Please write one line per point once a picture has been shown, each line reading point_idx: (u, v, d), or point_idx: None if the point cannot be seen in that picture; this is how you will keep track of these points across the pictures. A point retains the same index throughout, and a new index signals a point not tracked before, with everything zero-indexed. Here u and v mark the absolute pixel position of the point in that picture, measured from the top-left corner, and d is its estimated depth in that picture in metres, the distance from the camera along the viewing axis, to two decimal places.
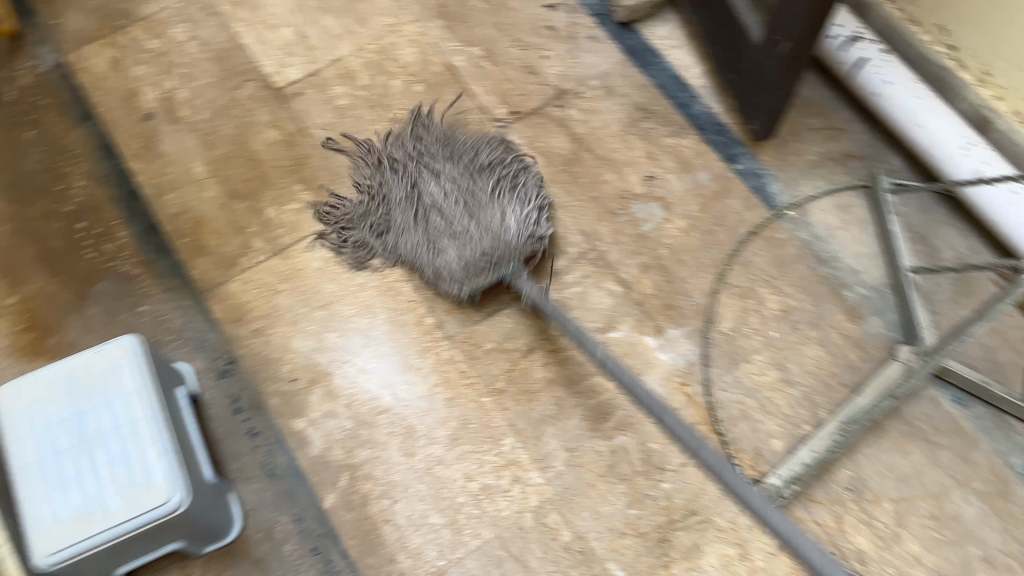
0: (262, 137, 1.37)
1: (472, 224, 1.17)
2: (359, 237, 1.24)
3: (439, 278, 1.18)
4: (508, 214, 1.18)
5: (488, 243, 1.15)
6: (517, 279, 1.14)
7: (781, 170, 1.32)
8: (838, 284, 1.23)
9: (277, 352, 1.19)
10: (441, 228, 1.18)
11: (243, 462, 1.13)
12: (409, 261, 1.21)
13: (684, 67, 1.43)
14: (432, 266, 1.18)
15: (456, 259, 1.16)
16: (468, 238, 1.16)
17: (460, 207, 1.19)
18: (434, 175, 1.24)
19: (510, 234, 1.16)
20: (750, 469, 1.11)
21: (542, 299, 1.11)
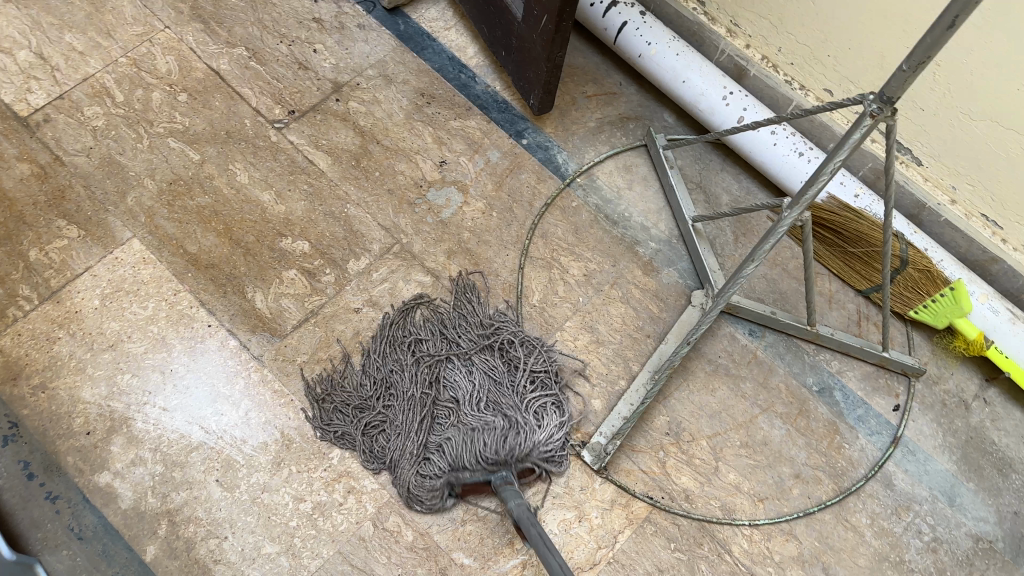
0: (11, 173, 1.23)
1: (482, 439, 1.03)
2: (354, 410, 1.11)
3: (416, 484, 1.04)
4: (534, 438, 1.05)
5: (501, 447, 1.02)
6: (503, 488, 1.00)
7: (566, 140, 1.36)
8: (632, 242, 1.29)
9: (64, 406, 1.09)
10: (449, 431, 1.05)
11: (46, 531, 1.02)
12: (389, 448, 1.08)
13: (459, 47, 1.43)
14: (415, 471, 1.05)
15: (448, 473, 1.03)
16: (480, 436, 1.03)
17: (493, 409, 1.06)
18: (442, 363, 1.12)
19: (516, 451, 1.02)
20: (576, 432, 1.13)
21: (526, 517, 0.93)
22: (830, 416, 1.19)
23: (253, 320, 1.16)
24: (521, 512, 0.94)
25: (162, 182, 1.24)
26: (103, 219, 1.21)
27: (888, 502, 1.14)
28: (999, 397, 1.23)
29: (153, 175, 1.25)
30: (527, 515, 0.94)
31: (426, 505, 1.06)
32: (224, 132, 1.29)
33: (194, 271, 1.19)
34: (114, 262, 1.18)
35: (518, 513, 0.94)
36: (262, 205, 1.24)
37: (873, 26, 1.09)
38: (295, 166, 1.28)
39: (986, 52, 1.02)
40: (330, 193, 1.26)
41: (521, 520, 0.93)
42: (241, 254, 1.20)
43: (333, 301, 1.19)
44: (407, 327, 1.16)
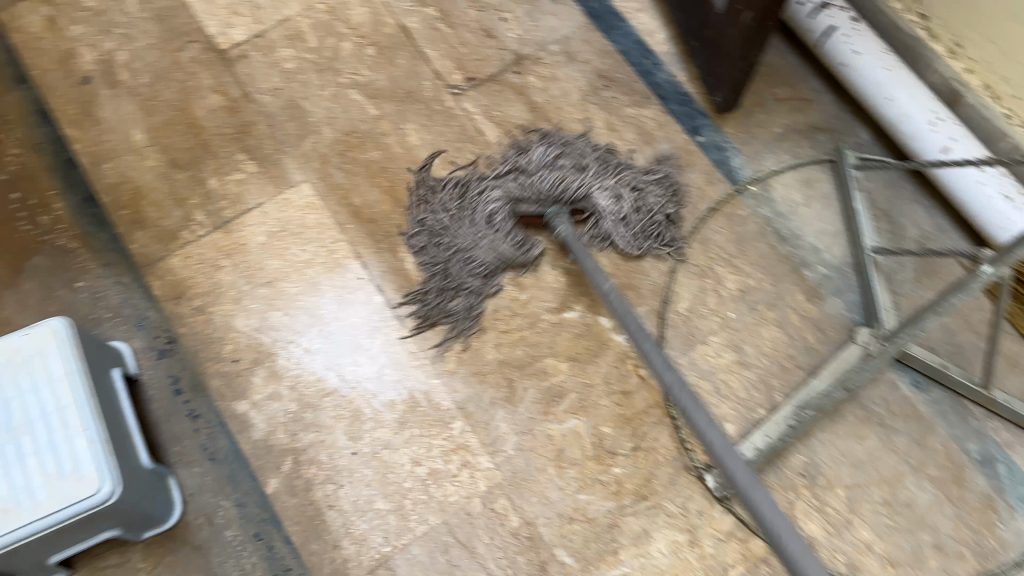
0: (205, 103, 1.30)
1: (539, 175, 1.14)
2: (433, 228, 1.18)
3: (494, 246, 1.14)
4: (590, 193, 1.15)
5: (552, 182, 1.13)
6: (555, 219, 1.13)
7: (745, 143, 1.28)
8: (799, 263, 1.20)
9: (219, 332, 1.15)
10: (507, 209, 1.15)
11: (184, 445, 1.10)
12: (471, 249, 1.15)
13: (648, 32, 1.37)
14: (488, 239, 1.14)
15: (508, 206, 1.14)
16: (531, 179, 1.14)
17: (543, 159, 1.19)
18: (506, 168, 1.19)
19: (568, 187, 1.14)
20: (702, 453, 1.09)
21: (572, 239, 1.10)
22: (989, 490, 1.07)
23: (400, 280, 1.18)
24: (568, 235, 1.11)
25: (338, 132, 1.28)
26: (279, 159, 1.26)
27: None
28: None
29: (331, 123, 1.29)
30: (576, 241, 1.10)
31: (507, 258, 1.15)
32: (403, 90, 1.31)
33: (354, 223, 1.22)
34: (283, 202, 1.23)
35: (566, 236, 1.11)
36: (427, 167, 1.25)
37: None
38: (464, 133, 1.28)
39: None
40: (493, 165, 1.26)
41: (570, 242, 1.10)
42: (399, 213, 1.22)
43: None
44: (492, 172, 1.20)
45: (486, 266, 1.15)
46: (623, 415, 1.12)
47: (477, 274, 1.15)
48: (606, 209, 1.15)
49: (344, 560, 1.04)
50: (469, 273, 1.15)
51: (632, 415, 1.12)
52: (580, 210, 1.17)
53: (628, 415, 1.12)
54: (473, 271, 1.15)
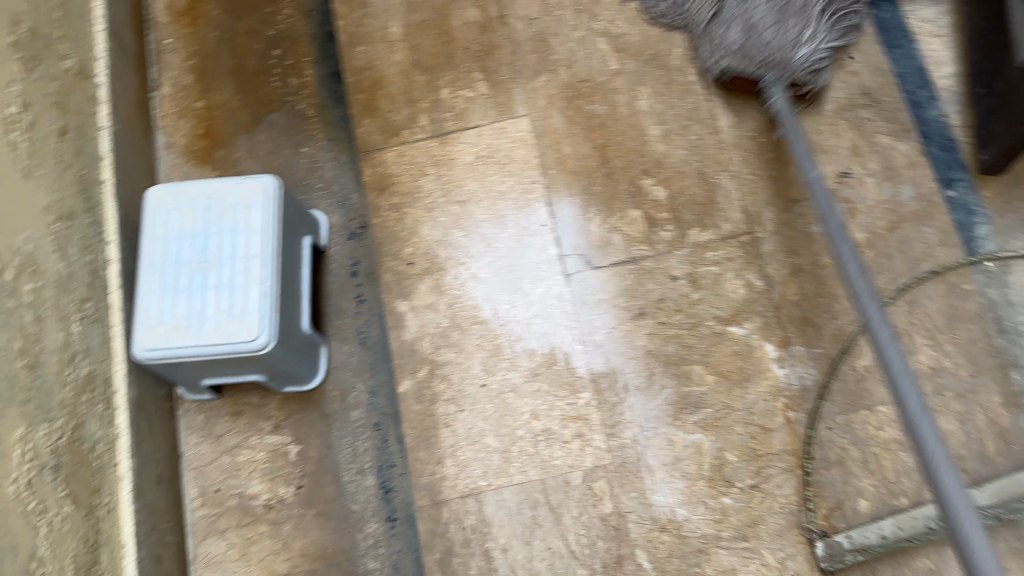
0: (463, 14, 1.34)
1: (758, 12, 1.17)
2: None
3: (703, 36, 1.23)
4: (805, 28, 1.16)
5: (767, 52, 1.16)
6: (773, 87, 1.17)
7: (1002, 214, 1.13)
8: (1010, 363, 1.01)
9: (404, 231, 1.21)
10: (735, 9, 1.19)
11: (343, 323, 1.19)
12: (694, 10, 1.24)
13: (937, 60, 1.22)
14: (711, 32, 1.22)
15: (727, 44, 1.19)
16: (761, 26, 1.16)
17: (772, 5, 1.17)
18: None
19: (784, 49, 1.16)
20: (822, 518, 1.02)
21: (786, 113, 1.15)
22: None
23: (581, 238, 1.18)
24: (780, 103, 1.16)
25: (574, 77, 1.27)
26: (511, 87, 1.28)
27: None
28: None
29: (570, 66, 1.28)
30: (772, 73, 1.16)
31: (712, 68, 1.22)
32: (651, 53, 1.27)
33: (557, 170, 1.22)
34: (500, 129, 1.26)
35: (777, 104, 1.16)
36: (646, 135, 1.23)
37: None
38: (695, 113, 1.23)
39: None
40: (714, 155, 1.21)
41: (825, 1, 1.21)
42: (603, 173, 1.21)
43: (659, 257, 1.16)
44: None
45: (715, 48, 1.21)
46: (753, 449, 1.06)
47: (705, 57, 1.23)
48: (817, 49, 1.17)
49: (442, 477, 1.09)
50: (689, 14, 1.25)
51: (763, 452, 1.06)
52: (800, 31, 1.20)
53: (759, 451, 1.06)
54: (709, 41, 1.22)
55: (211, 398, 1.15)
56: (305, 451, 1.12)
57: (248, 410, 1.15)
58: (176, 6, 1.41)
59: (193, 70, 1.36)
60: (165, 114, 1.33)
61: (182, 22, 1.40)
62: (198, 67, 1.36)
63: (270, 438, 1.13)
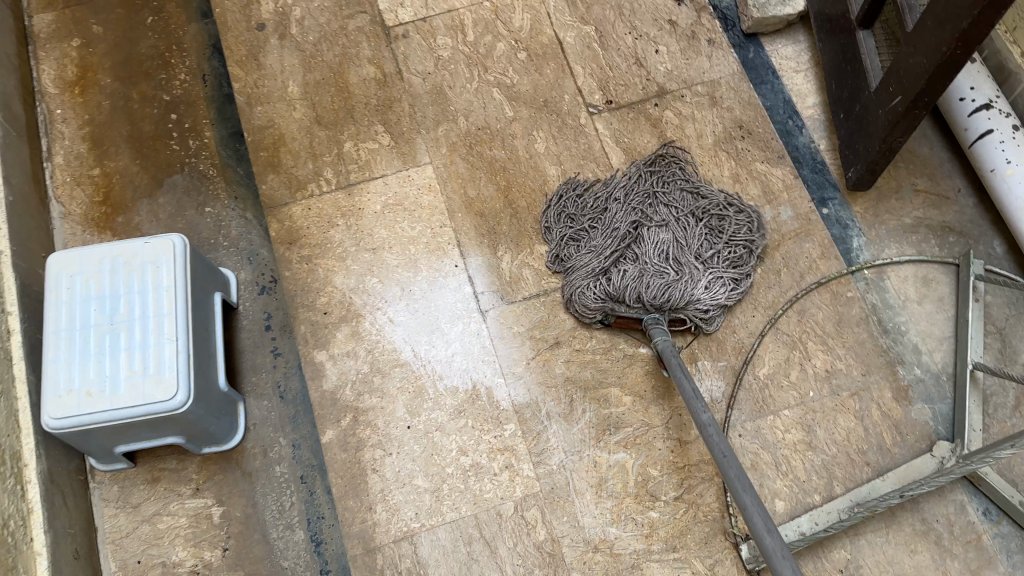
0: (360, 71, 1.38)
1: (645, 279, 1.15)
2: (565, 210, 1.24)
3: (580, 293, 1.16)
4: (695, 287, 1.15)
5: (661, 292, 1.14)
6: (653, 327, 1.08)
7: (871, 226, 1.24)
8: (895, 359, 1.15)
9: (317, 282, 1.23)
10: (629, 263, 1.17)
11: (260, 378, 1.17)
12: (573, 262, 1.19)
13: (800, 93, 1.35)
14: (586, 276, 1.17)
15: (610, 299, 1.15)
16: (650, 276, 1.16)
17: (660, 259, 1.17)
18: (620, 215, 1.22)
19: (675, 291, 1.14)
20: (744, 522, 1.07)
21: (667, 344, 1.03)
22: None
23: (493, 276, 1.22)
24: (664, 346, 1.03)
25: (472, 125, 1.33)
26: (412, 138, 1.32)
27: None
28: None
29: (467, 116, 1.34)
30: (668, 349, 1.03)
31: (592, 317, 1.17)
32: (543, 99, 1.35)
33: (464, 214, 1.26)
34: (406, 178, 1.29)
35: (662, 347, 1.03)
36: (546, 176, 1.29)
37: None
38: (589, 153, 1.30)
39: None
40: None
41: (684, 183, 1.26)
42: (508, 214, 1.26)
43: None
44: (577, 250, 1.21)
45: (559, 241, 1.22)
46: (674, 461, 1.11)
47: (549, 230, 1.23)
48: (706, 301, 1.15)
49: (374, 523, 1.08)
50: (567, 277, 1.19)
51: (683, 464, 1.11)
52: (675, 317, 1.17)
53: (679, 463, 1.11)
54: (549, 227, 1.24)
55: (126, 466, 1.11)
56: (229, 511, 1.09)
57: (166, 476, 1.11)
58: (65, 76, 1.39)
59: (87, 138, 1.34)
60: (60, 183, 1.30)
61: (72, 91, 1.38)
62: (92, 135, 1.34)
63: (191, 502, 1.10)
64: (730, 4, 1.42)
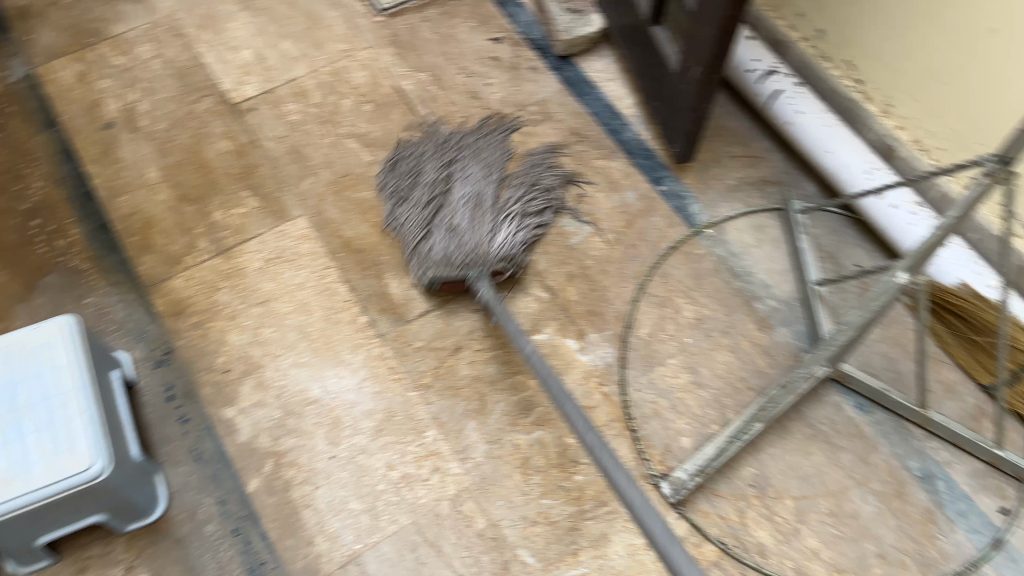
0: (216, 147, 1.44)
1: (458, 235, 1.26)
2: (390, 188, 1.36)
3: (410, 234, 1.30)
4: (500, 232, 1.27)
5: (470, 250, 1.23)
6: (478, 283, 1.21)
7: (703, 193, 1.42)
8: (751, 297, 1.31)
9: (213, 344, 1.25)
10: (444, 219, 1.29)
11: (173, 446, 1.17)
12: (399, 217, 1.33)
13: (617, 97, 1.52)
14: (413, 253, 1.29)
15: (438, 241, 1.26)
16: (462, 232, 1.26)
17: (466, 211, 1.29)
18: (430, 196, 1.33)
19: (484, 229, 1.26)
20: (658, 463, 1.17)
21: (494, 299, 1.19)
22: (928, 504, 1.14)
23: (384, 302, 1.29)
24: (490, 297, 1.19)
25: (335, 174, 1.41)
26: (279, 196, 1.39)
27: None
28: None
29: (329, 167, 1.41)
30: (495, 302, 1.18)
31: (424, 276, 1.26)
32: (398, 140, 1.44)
33: (344, 252, 1.33)
34: (280, 233, 1.35)
35: (488, 300, 1.19)
36: None
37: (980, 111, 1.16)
38: None
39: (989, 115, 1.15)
40: None
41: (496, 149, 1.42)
42: (386, 244, 1.34)
43: (457, 298, 1.29)
44: (408, 192, 1.35)
45: (388, 211, 1.34)
46: None
47: (384, 192, 1.37)
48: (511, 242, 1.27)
49: (317, 555, 1.09)
50: (398, 218, 1.33)
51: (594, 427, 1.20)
52: (499, 271, 1.27)
53: None
54: (386, 186, 1.37)
55: (50, 562, 1.08)
56: None
57: (93, 563, 1.09)
58: None
59: None
60: None
61: None
62: None
63: None
64: (540, 35, 1.59)
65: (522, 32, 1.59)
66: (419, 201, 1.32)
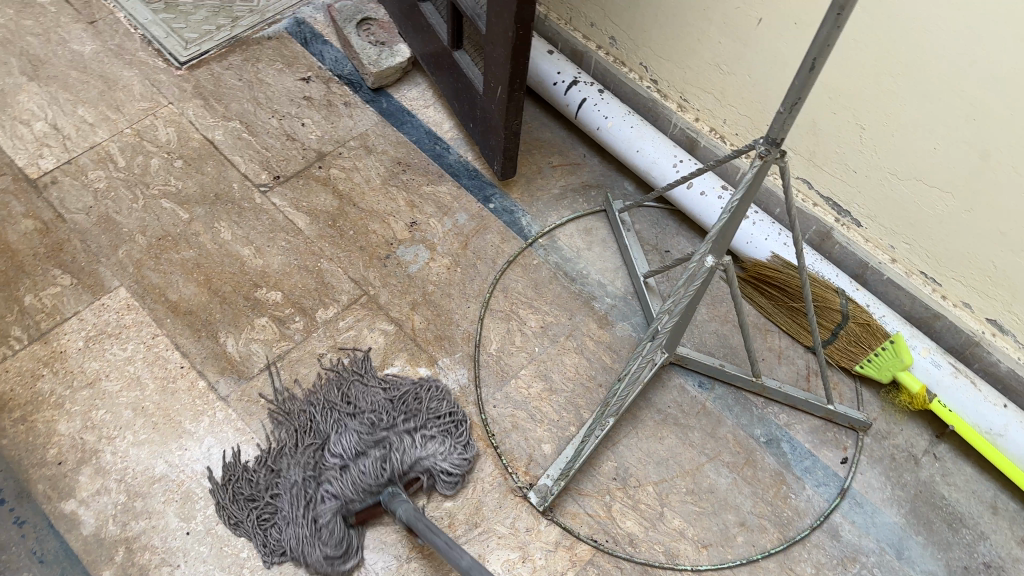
0: (17, 227, 1.35)
1: (352, 474, 1.06)
2: (234, 514, 1.11)
3: (315, 547, 1.05)
4: (415, 449, 1.11)
5: (375, 471, 1.06)
6: (392, 501, 1.05)
7: (531, 204, 1.45)
8: (589, 297, 1.35)
9: (41, 437, 1.16)
10: (328, 481, 1.08)
11: (11, 553, 1.07)
12: (284, 537, 1.07)
13: (436, 122, 1.54)
14: (307, 534, 1.06)
15: (338, 512, 1.06)
16: (359, 465, 1.07)
17: (342, 451, 1.09)
18: (286, 467, 1.12)
19: (376, 448, 1.09)
20: (524, 474, 1.18)
21: (411, 512, 0.99)
22: (777, 466, 1.21)
23: (223, 362, 1.24)
24: (409, 512, 1.00)
25: (151, 238, 1.35)
26: (95, 269, 1.32)
27: (835, 553, 1.14)
28: (951, 453, 1.23)
29: (144, 231, 1.36)
30: (415, 512, 0.99)
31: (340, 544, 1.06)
32: (213, 194, 1.41)
33: (173, 317, 1.28)
34: (101, 307, 1.28)
35: (407, 515, 0.99)
36: (242, 258, 1.34)
37: (771, 96, 1.24)
38: (276, 224, 1.38)
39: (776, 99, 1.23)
40: (306, 250, 1.36)
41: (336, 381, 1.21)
42: (217, 302, 1.30)
43: (300, 345, 1.27)
44: (269, 500, 1.11)
45: (257, 532, 1.09)
46: None
47: (243, 524, 1.10)
48: (436, 464, 1.12)
49: None
50: (274, 543, 1.08)
51: None
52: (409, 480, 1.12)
53: None
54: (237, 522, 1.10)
55: None
56: None
57: None
58: None
59: None
60: None
61: None
62: None
63: None
64: (350, 70, 1.60)
65: (331, 69, 1.59)
66: (285, 489, 1.09)
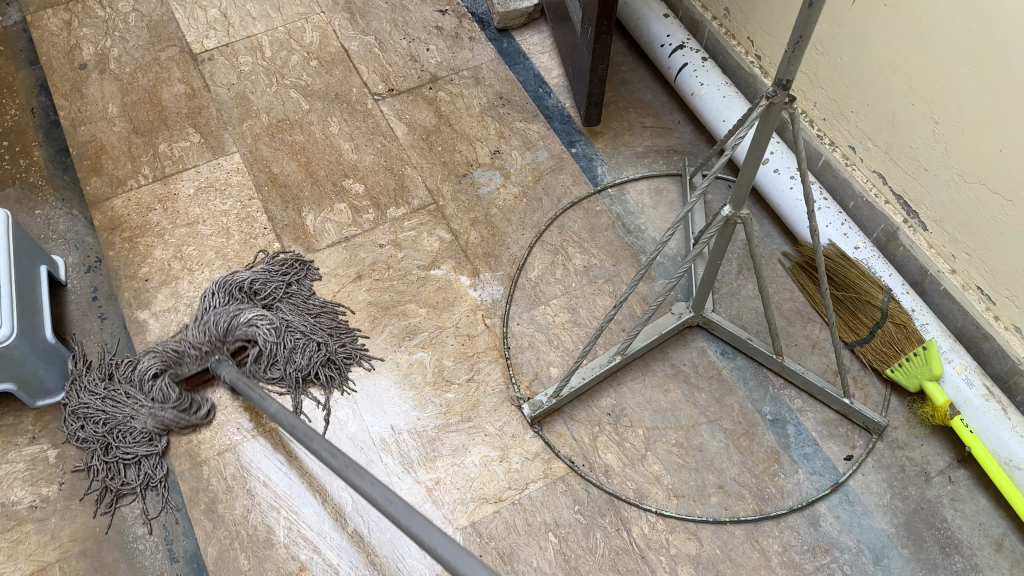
0: (171, 89, 1.58)
1: (170, 349, 1.21)
2: (82, 404, 1.19)
3: (162, 413, 1.17)
4: (250, 322, 1.24)
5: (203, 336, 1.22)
6: (219, 368, 1.20)
7: (611, 156, 1.50)
8: (638, 251, 1.39)
9: (139, 255, 1.38)
10: (148, 365, 1.20)
11: (89, 340, 1.29)
12: (123, 414, 1.18)
13: (546, 68, 1.63)
14: (145, 408, 1.18)
15: (162, 370, 1.20)
16: (183, 354, 1.21)
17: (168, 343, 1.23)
18: (103, 375, 1.22)
19: (219, 325, 1.22)
20: (526, 388, 1.25)
21: (236, 376, 1.16)
22: (774, 445, 1.19)
23: (296, 232, 1.40)
24: (232, 375, 1.16)
25: (272, 119, 1.54)
26: (220, 134, 1.52)
27: (808, 540, 1.11)
28: (969, 481, 1.16)
29: (268, 112, 1.55)
30: (236, 375, 1.16)
31: (171, 407, 1.18)
32: (333, 93, 1.58)
33: (270, 186, 1.46)
34: (215, 165, 1.48)
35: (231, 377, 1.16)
36: (340, 151, 1.50)
37: (863, 78, 1.21)
38: (377, 129, 1.53)
39: (866, 78, 1.21)
40: (396, 154, 1.50)
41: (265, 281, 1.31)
42: (309, 182, 1.46)
43: (366, 233, 1.40)
44: (94, 379, 1.22)
45: (116, 463, 1.16)
46: (464, 352, 1.28)
47: (98, 466, 1.15)
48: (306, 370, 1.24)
49: (199, 442, 1.19)
50: (131, 442, 1.17)
51: (472, 352, 1.28)
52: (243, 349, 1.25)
53: (469, 352, 1.28)
54: (85, 439, 1.17)
55: None
56: (65, 452, 1.18)
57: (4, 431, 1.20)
58: None
59: None
60: None
61: None
62: None
63: (28, 450, 1.18)
64: (485, 10, 1.72)
65: (468, 6, 1.72)
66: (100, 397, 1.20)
